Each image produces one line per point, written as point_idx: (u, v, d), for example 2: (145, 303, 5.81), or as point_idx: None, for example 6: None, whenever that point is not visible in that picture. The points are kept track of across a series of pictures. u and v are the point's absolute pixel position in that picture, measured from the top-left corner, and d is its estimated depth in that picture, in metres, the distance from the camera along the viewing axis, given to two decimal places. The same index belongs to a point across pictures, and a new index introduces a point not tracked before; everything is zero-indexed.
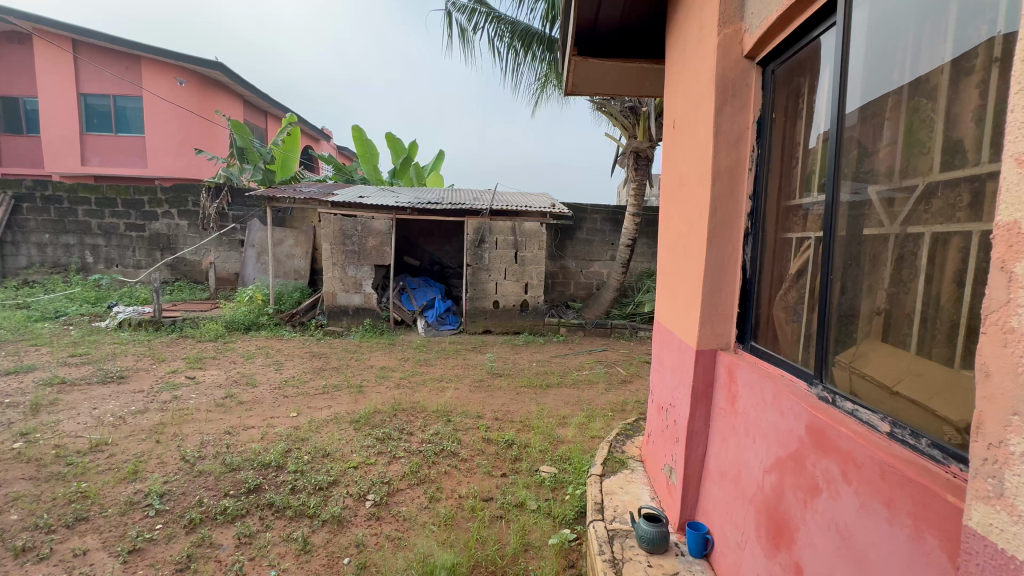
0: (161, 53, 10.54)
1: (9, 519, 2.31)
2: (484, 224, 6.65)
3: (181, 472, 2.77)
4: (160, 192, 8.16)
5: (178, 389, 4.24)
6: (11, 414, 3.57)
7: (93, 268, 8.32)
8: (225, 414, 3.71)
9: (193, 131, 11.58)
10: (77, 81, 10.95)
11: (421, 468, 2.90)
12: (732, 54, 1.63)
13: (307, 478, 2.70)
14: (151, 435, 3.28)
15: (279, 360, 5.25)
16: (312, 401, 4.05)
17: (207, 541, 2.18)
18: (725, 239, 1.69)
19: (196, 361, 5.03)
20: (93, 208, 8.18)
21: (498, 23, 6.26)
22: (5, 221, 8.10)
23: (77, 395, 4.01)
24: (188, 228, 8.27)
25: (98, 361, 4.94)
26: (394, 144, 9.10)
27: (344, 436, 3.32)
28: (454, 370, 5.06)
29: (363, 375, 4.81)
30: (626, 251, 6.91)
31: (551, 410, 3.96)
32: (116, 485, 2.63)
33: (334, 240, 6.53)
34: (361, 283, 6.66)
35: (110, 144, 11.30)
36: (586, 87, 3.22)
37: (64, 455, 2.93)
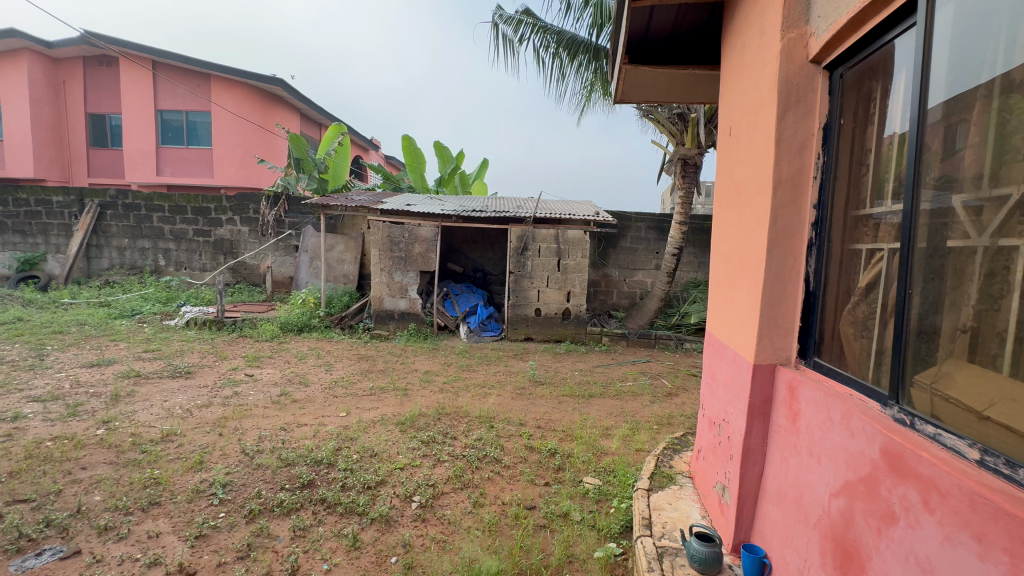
0: (229, 71, 11.33)
1: (93, 499, 2.52)
2: (527, 232, 6.69)
3: (242, 464, 2.94)
4: (224, 200, 8.74)
5: (238, 385, 4.50)
6: (95, 403, 3.90)
7: (165, 270, 8.98)
8: (281, 411, 3.89)
9: (255, 142, 12.34)
10: (155, 98, 11.93)
11: (464, 473, 2.93)
12: (796, 59, 1.57)
13: (357, 476, 2.79)
14: (215, 428, 3.49)
15: (329, 361, 5.47)
16: (361, 402, 4.19)
17: (266, 532, 2.30)
18: (786, 249, 1.63)
19: (254, 360, 5.32)
20: (166, 214, 8.85)
21: (545, 34, 6.32)
22: (92, 227, 8.92)
23: (150, 388, 4.33)
24: (249, 234, 8.78)
25: (168, 357, 5.33)
26: (441, 152, 9.34)
27: (390, 437, 3.41)
28: (496, 377, 5.09)
29: (407, 379, 4.92)
30: (672, 260, 6.74)
31: (594, 421, 3.91)
32: (183, 474, 2.81)
33: (382, 246, 6.76)
34: (406, 289, 6.84)
35: (182, 155, 12.23)
36: (635, 95, 3.21)
37: (139, 443, 3.18)
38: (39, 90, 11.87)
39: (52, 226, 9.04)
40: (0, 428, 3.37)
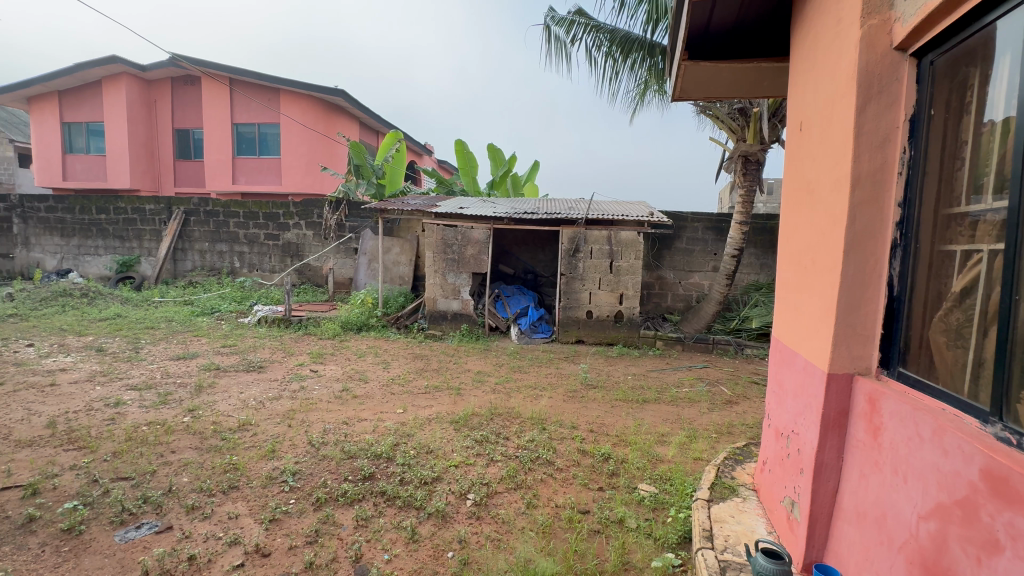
0: (297, 85, 12.09)
1: (182, 480, 2.77)
2: (579, 233, 6.64)
3: (309, 455, 3.12)
4: (292, 206, 9.32)
5: (304, 380, 4.79)
6: (182, 392, 4.29)
7: (239, 271, 9.70)
8: (343, 406, 4.09)
9: (319, 150, 13.08)
10: (232, 113, 12.93)
11: (517, 473, 2.95)
12: (879, 47, 1.47)
13: (414, 472, 2.88)
14: (285, 419, 3.74)
15: (386, 359, 5.69)
16: (416, 400, 4.33)
17: (331, 519, 2.43)
18: (865, 250, 1.52)
19: (318, 357, 5.63)
20: (240, 220, 9.57)
21: (598, 33, 6.25)
22: (178, 232, 9.80)
23: (228, 380, 4.70)
24: (313, 237, 9.30)
25: (243, 352, 5.75)
26: (493, 155, 9.48)
27: (445, 435, 3.49)
28: (548, 379, 5.09)
29: (461, 378, 5.03)
30: (731, 261, 6.45)
31: (649, 427, 3.82)
32: (258, 461, 3.03)
33: (436, 249, 6.95)
34: (459, 290, 6.99)
35: (255, 165, 13.16)
36: (694, 92, 3.12)
37: (220, 430, 3.46)
38: (135, 109, 13.21)
39: (145, 232, 10.02)
40: (105, 413, 3.78)
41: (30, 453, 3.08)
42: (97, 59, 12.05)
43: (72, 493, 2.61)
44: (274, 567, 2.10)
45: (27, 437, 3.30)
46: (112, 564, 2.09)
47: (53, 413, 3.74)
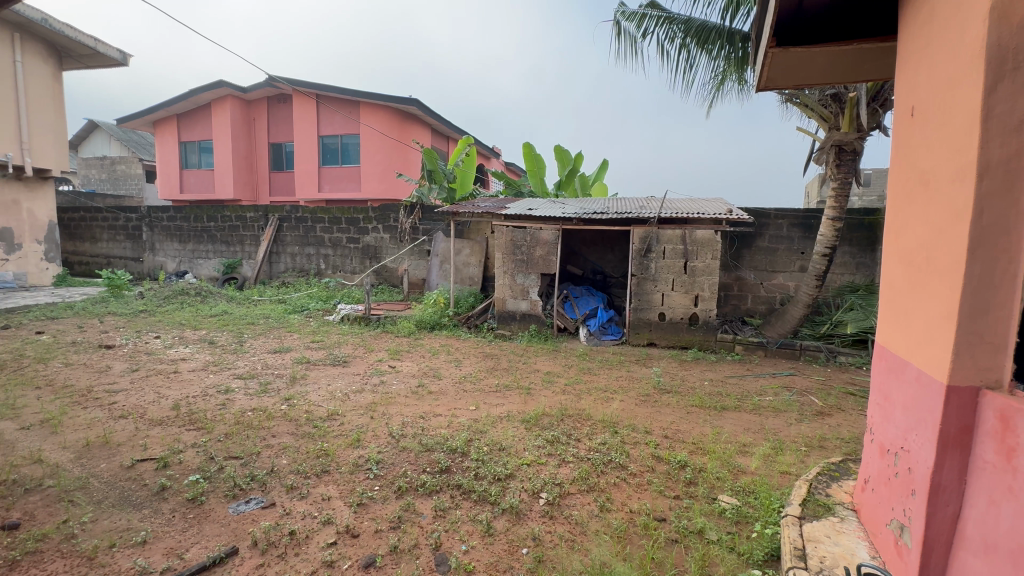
0: (375, 96, 12.84)
1: (281, 462, 3.06)
2: (651, 233, 6.45)
3: (390, 445, 3.31)
4: (371, 211, 9.91)
5: (383, 375, 5.08)
6: (279, 382, 4.73)
7: (325, 272, 10.48)
8: (419, 401, 4.30)
9: (394, 157, 13.81)
10: (319, 126, 14.00)
11: (590, 475, 2.93)
12: (1014, 18, 1.30)
13: (488, 467, 2.96)
14: (368, 411, 3.99)
15: (458, 358, 5.88)
16: (488, 397, 4.43)
17: (412, 508, 2.56)
18: (996, 250, 1.35)
19: (395, 353, 5.95)
20: (326, 225, 10.33)
21: (671, 25, 6.01)
22: (273, 237, 10.78)
23: (318, 373, 5.11)
24: (390, 240, 9.82)
25: (329, 347, 6.22)
26: (561, 156, 9.47)
27: (517, 433, 3.56)
28: (619, 382, 4.99)
29: (531, 378, 5.08)
30: (821, 261, 5.94)
31: (729, 435, 3.62)
32: (345, 448, 3.26)
33: (505, 250, 7.08)
34: (528, 291, 7.05)
35: (338, 173, 14.14)
36: (782, 81, 2.92)
37: (312, 418, 3.77)
38: (238, 127, 14.73)
39: (246, 237, 11.14)
40: (217, 398, 4.26)
41: (161, 431, 3.55)
42: (207, 84, 13.57)
43: (194, 467, 2.98)
44: (363, 548, 2.25)
45: (157, 417, 3.81)
46: (227, 532, 2.36)
47: (177, 396, 4.27)
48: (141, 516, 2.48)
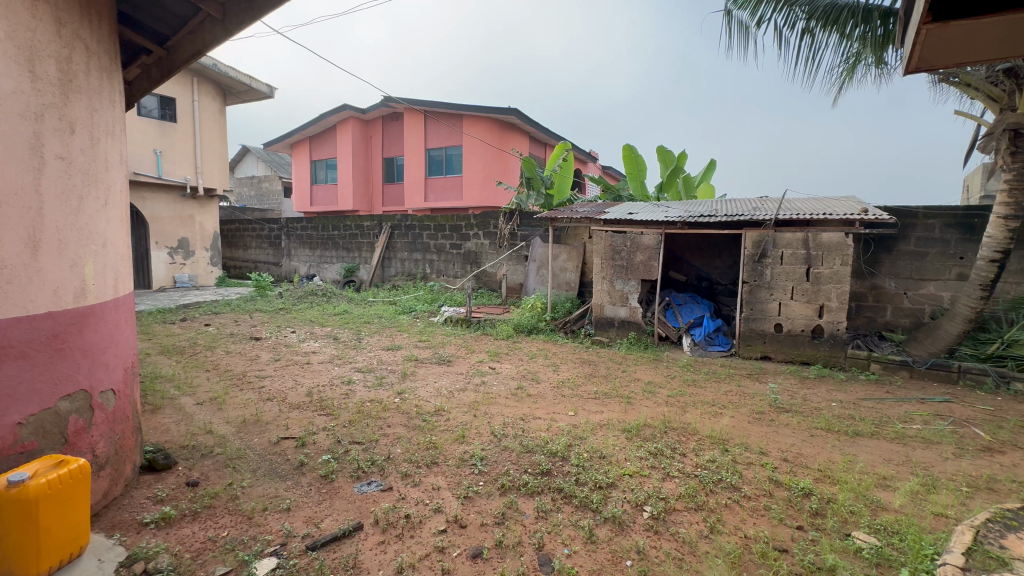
0: (477, 108, 13.46)
1: (396, 450, 3.34)
2: (766, 237, 5.94)
3: (493, 444, 3.44)
4: (472, 219, 10.38)
5: (484, 375, 5.30)
6: (392, 377, 5.16)
7: (430, 276, 11.18)
8: (519, 402, 4.41)
9: (494, 165, 14.34)
10: (426, 139, 15.02)
11: (698, 493, 2.78)
12: None
13: (589, 474, 2.94)
14: (471, 409, 4.19)
15: (556, 362, 5.90)
16: (587, 404, 4.40)
17: (515, 506, 2.64)
18: None
19: (495, 355, 6.15)
20: (432, 232, 11.05)
21: (792, 8, 5.44)
22: (386, 243, 11.78)
23: (425, 370, 5.48)
24: (490, 246, 10.19)
25: (435, 347, 6.63)
26: (664, 156, 9.13)
27: (617, 442, 3.49)
28: (729, 397, 4.64)
29: (631, 387, 4.93)
30: (989, 268, 4.99)
31: (864, 466, 3.19)
32: (451, 443, 3.46)
33: (604, 255, 6.97)
34: (627, 297, 6.86)
35: (443, 183, 15.03)
36: (938, 60, 2.53)
37: (422, 412, 4.06)
38: (358, 145, 16.36)
39: (364, 244, 12.30)
40: (342, 388, 4.78)
41: (297, 414, 4.07)
42: (334, 108, 15.29)
43: (325, 448, 3.37)
44: (470, 539, 2.37)
45: (295, 401, 4.37)
46: (353, 508, 2.63)
47: (310, 384, 4.88)
48: (285, 486, 2.87)
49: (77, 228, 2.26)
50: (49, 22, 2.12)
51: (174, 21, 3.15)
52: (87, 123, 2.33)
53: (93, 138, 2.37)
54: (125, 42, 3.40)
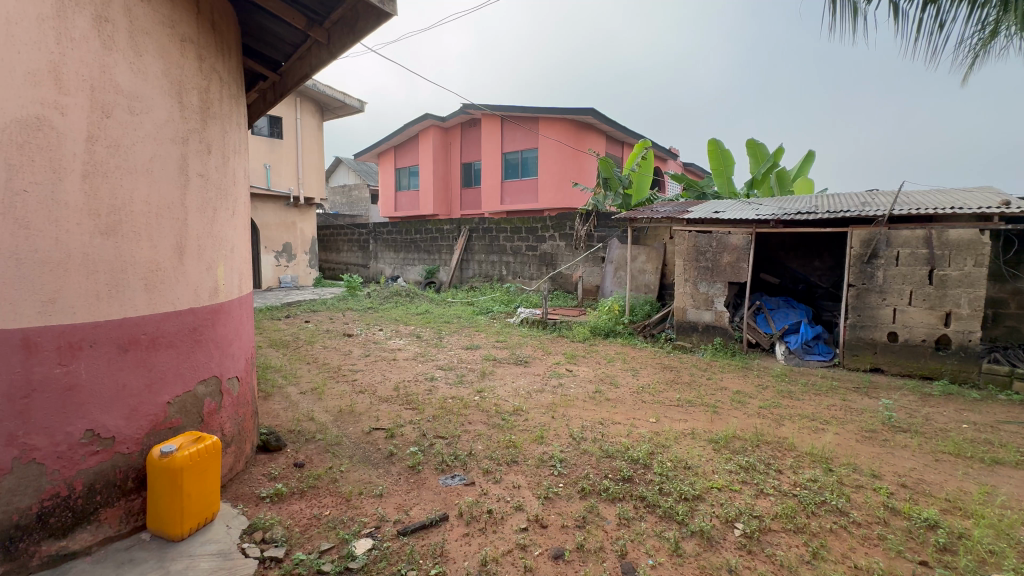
0: (554, 109, 13.51)
1: (477, 447, 3.44)
2: (878, 235, 5.33)
3: (572, 446, 3.43)
4: (548, 220, 10.42)
5: (561, 377, 5.29)
6: (472, 375, 5.33)
7: (506, 278, 11.38)
8: (597, 406, 4.35)
9: (570, 166, 14.29)
10: (503, 143, 15.32)
11: (797, 514, 2.56)
12: None
13: (674, 484, 2.83)
14: (549, 410, 4.21)
15: (635, 367, 5.73)
16: (669, 411, 4.23)
17: (596, 511, 2.61)
18: None
19: (572, 357, 6.12)
20: (509, 234, 11.24)
21: None
22: (464, 246, 12.17)
23: (503, 370, 5.60)
24: (566, 248, 10.15)
25: (512, 347, 6.73)
26: (755, 151, 8.59)
27: (703, 453, 3.32)
28: (832, 412, 4.22)
29: (718, 396, 4.66)
30: None
31: (1006, 499, 2.75)
32: (531, 443, 3.49)
33: (687, 256, 6.65)
34: (713, 300, 6.49)
35: (519, 186, 15.23)
36: None
37: (501, 411, 4.15)
38: (438, 152, 17.09)
39: (443, 246, 12.81)
40: (426, 384, 5.03)
41: (387, 407, 4.35)
42: (417, 118, 16.13)
43: (412, 440, 3.56)
44: (551, 540, 2.39)
45: (384, 395, 4.67)
46: (439, 499, 2.76)
47: (397, 380, 5.18)
48: (377, 474, 3.08)
49: (212, 235, 2.61)
50: (194, 59, 2.46)
51: (286, 48, 3.50)
52: (220, 144, 2.67)
53: (224, 157, 2.72)
54: (247, 70, 3.85)
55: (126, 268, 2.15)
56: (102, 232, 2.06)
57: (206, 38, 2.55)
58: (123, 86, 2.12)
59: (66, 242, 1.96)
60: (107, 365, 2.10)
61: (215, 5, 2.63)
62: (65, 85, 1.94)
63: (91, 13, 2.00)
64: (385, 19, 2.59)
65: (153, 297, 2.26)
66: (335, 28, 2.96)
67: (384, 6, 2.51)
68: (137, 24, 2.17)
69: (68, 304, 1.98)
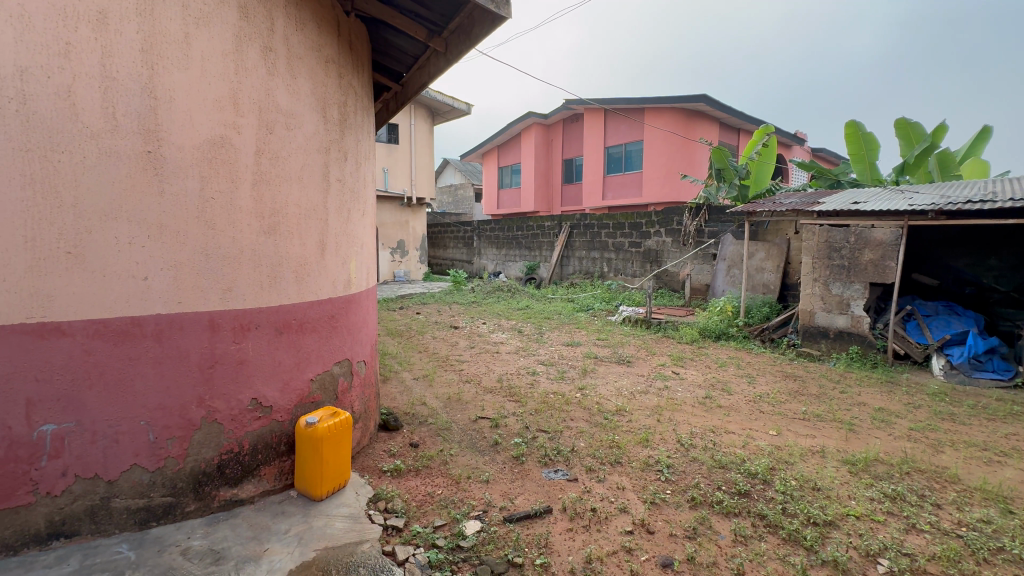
0: (661, 99, 12.87)
1: (580, 444, 3.43)
2: None
3: (680, 453, 3.27)
4: (654, 215, 9.98)
5: (667, 380, 5.04)
6: (573, 372, 5.32)
7: (607, 275, 11.15)
8: (707, 413, 4.08)
9: (678, 158, 13.54)
10: (606, 137, 14.98)
11: (961, 558, 2.18)
12: None
13: (799, 506, 2.56)
14: (654, 413, 4.05)
15: (751, 374, 5.27)
16: (792, 424, 3.83)
17: (708, 523, 2.46)
18: None
19: (678, 360, 5.81)
20: (611, 230, 10.99)
21: None
22: (565, 242, 12.16)
23: (605, 368, 5.50)
24: (673, 244, 9.65)
25: (614, 346, 6.58)
26: (907, 131, 7.36)
27: (836, 475, 2.95)
28: (1012, 442, 3.48)
29: (854, 412, 4.10)
30: None
31: None
32: (635, 445, 3.40)
33: (817, 253, 5.92)
34: (849, 303, 5.72)
35: (622, 180, 14.81)
36: None
37: (603, 410, 4.09)
38: (540, 149, 17.26)
39: (544, 243, 12.93)
40: (528, 378, 5.13)
41: (491, 397, 4.52)
42: (519, 117, 16.45)
43: (515, 432, 3.67)
44: (658, 547, 2.30)
45: (488, 385, 4.87)
46: (542, 492, 2.81)
47: (500, 372, 5.36)
48: (483, 461, 3.22)
49: (347, 233, 2.92)
50: (335, 77, 2.78)
51: (407, 60, 3.76)
52: (354, 151, 2.98)
53: (357, 162, 3.03)
54: (375, 83, 4.26)
55: (282, 262, 2.50)
56: (265, 232, 2.42)
57: (345, 58, 2.86)
58: (282, 105, 2.47)
59: (240, 240, 2.34)
60: (268, 345, 2.47)
61: (352, 28, 2.94)
62: (240, 108, 2.31)
63: (260, 45, 2.36)
64: (500, 22, 2.67)
65: (302, 288, 2.61)
66: (452, 36, 3.12)
67: (500, 10, 2.58)
68: (293, 51, 2.50)
69: (240, 292, 2.36)
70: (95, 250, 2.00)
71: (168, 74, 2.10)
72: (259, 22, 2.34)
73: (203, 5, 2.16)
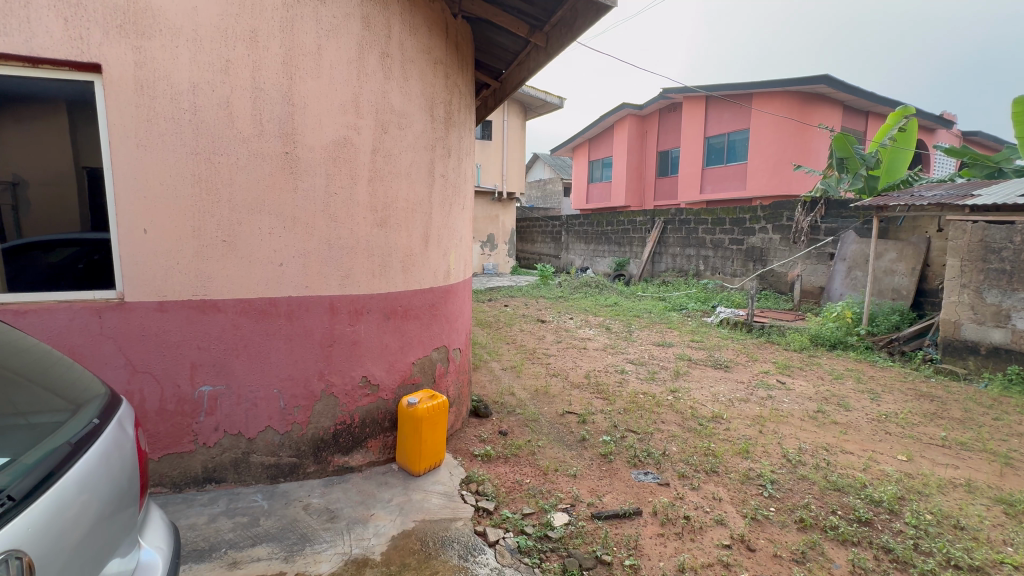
0: (772, 82, 11.78)
1: (671, 448, 3.29)
2: None
3: (786, 468, 3.00)
4: (759, 210, 9.20)
5: (771, 389, 4.63)
6: (664, 373, 5.11)
7: (704, 273, 10.52)
8: (820, 428, 3.69)
9: (791, 147, 12.37)
10: (707, 126, 14.06)
11: None
12: None
13: (936, 544, 2.23)
14: (756, 423, 3.76)
15: (875, 389, 4.65)
16: (928, 450, 3.33)
17: (819, 549, 2.24)
18: None
19: (784, 367, 5.32)
20: (709, 226, 10.33)
21: None
22: (658, 238, 11.66)
23: (699, 371, 5.21)
24: (781, 242, 8.83)
25: (710, 349, 6.20)
26: None
27: (986, 514, 2.52)
28: None
29: (1011, 442, 3.47)
30: None
31: None
32: (733, 456, 3.18)
33: (967, 255, 5.06)
34: (1009, 314, 4.81)
35: (723, 172, 13.86)
36: None
37: (697, 415, 3.89)
38: (633, 142, 16.69)
39: (635, 239, 12.50)
40: (617, 376, 5.04)
41: (578, 392, 4.51)
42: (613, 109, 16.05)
43: (603, 429, 3.61)
44: (760, 566, 2.15)
45: (576, 380, 4.86)
46: (631, 493, 2.75)
47: (588, 368, 5.32)
48: (571, 455, 3.23)
49: (448, 227, 3.07)
50: (442, 77, 2.92)
51: (507, 56, 3.84)
52: (456, 148, 3.11)
53: (459, 159, 3.15)
54: (476, 81, 4.41)
55: (391, 252, 2.70)
56: (378, 224, 2.63)
57: (451, 58, 2.99)
58: (396, 106, 2.65)
59: (357, 232, 2.56)
60: (377, 329, 2.69)
61: (458, 30, 3.07)
62: (361, 111, 2.53)
63: (379, 52, 2.55)
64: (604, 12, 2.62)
65: (408, 277, 2.79)
66: (553, 30, 3.12)
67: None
68: (407, 54, 2.67)
69: (356, 279, 2.59)
70: (243, 239, 2.32)
71: (304, 83, 2.36)
72: (379, 31, 2.54)
73: (334, 17, 2.39)
